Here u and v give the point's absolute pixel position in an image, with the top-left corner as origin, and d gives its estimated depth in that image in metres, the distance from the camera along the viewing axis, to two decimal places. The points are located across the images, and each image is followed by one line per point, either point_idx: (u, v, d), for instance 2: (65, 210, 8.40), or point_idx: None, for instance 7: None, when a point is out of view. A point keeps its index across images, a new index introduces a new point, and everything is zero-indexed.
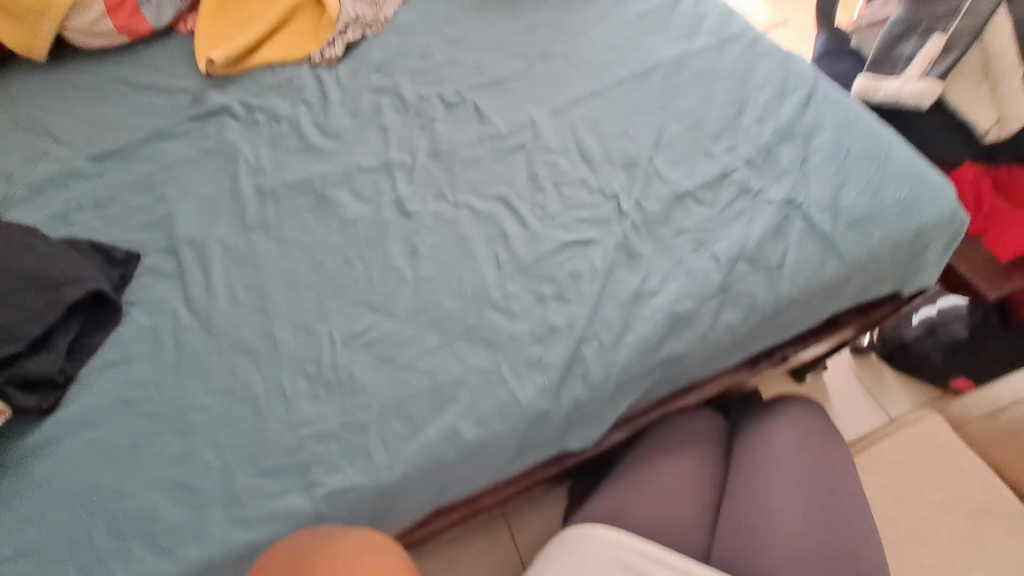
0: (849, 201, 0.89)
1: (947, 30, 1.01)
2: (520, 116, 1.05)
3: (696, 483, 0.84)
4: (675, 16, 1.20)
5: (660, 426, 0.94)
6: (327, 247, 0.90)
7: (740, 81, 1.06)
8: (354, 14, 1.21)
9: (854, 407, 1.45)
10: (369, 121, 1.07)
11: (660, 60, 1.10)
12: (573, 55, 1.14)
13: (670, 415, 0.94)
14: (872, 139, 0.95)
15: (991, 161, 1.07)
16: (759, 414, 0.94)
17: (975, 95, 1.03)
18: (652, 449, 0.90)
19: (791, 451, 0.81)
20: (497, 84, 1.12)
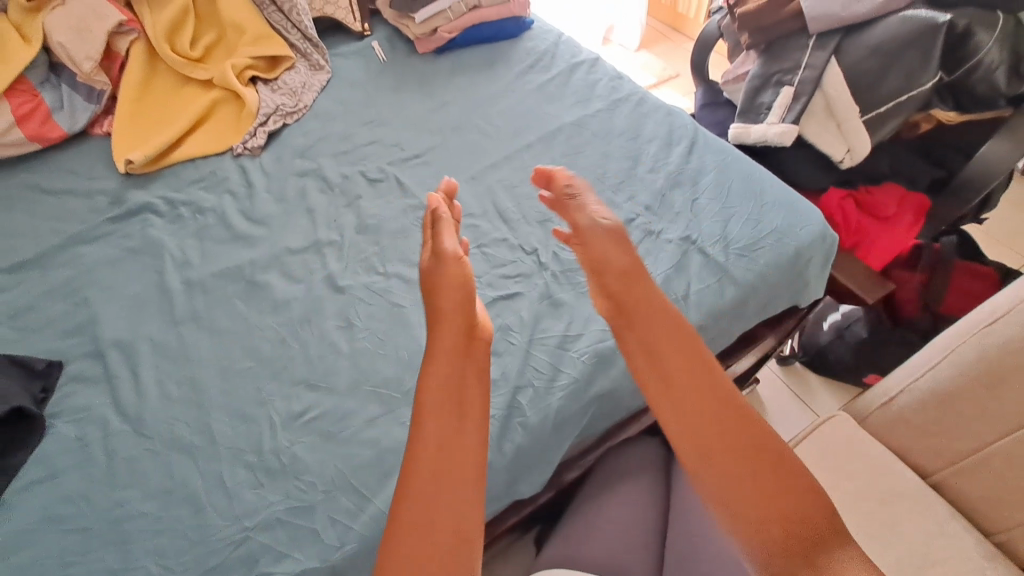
0: (735, 234, 1.01)
1: (794, 80, 1.20)
2: (440, 185, 1.13)
3: (644, 511, 0.89)
4: (571, 85, 1.34)
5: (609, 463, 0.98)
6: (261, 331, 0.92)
7: (632, 137, 1.20)
8: (274, 105, 1.28)
9: (788, 414, 1.56)
10: (295, 204, 1.12)
11: (561, 124, 1.23)
12: (484, 126, 1.25)
13: (613, 448, 0.99)
14: (747, 177, 1.10)
15: (851, 184, 1.25)
16: None
17: (827, 131, 1.20)
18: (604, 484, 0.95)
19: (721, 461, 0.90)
20: (416, 158, 1.19)
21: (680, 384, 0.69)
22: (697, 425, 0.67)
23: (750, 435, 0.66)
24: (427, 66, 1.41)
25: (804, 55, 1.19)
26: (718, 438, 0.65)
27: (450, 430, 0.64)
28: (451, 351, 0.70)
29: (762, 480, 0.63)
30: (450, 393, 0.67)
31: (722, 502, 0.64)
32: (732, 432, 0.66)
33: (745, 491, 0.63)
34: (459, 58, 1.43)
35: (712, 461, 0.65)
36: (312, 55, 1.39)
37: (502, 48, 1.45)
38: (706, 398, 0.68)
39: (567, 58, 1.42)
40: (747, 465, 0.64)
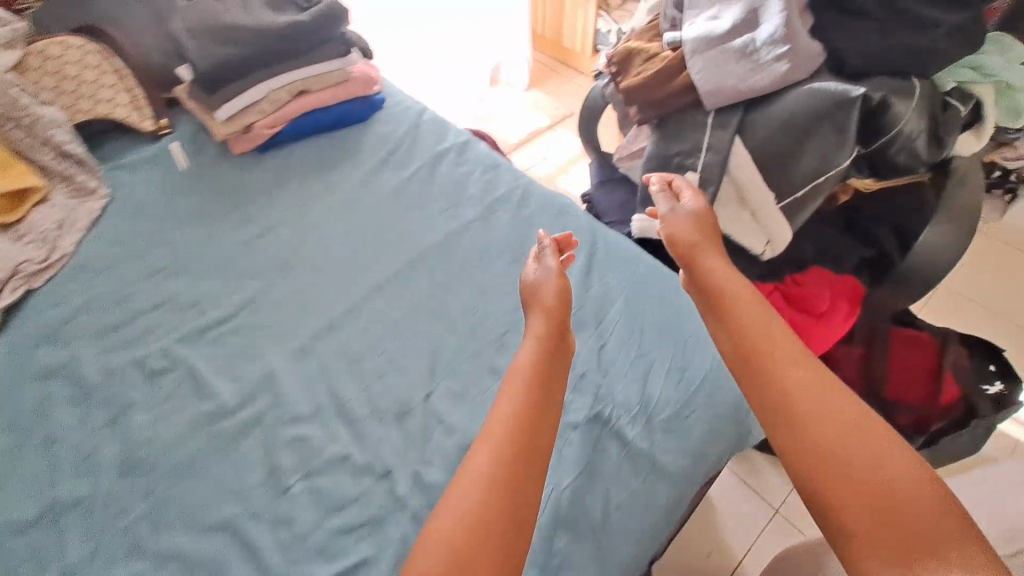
0: (658, 395, 0.76)
1: (697, 165, 1.00)
2: (253, 370, 0.80)
3: None
4: (435, 183, 1.06)
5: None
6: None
7: (515, 258, 0.94)
8: (9, 265, 0.89)
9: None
10: (28, 435, 0.75)
11: (424, 249, 0.95)
12: (320, 260, 0.94)
13: None
14: (663, 301, 0.87)
15: (777, 275, 1.06)
16: None
17: (742, 220, 1.00)
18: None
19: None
20: (223, 324, 0.85)
21: (807, 368, 0.58)
22: (808, 459, 0.52)
23: (860, 464, 0.50)
24: (244, 175, 1.08)
25: (704, 134, 0.99)
26: (825, 448, 0.52)
27: (502, 485, 0.55)
28: (519, 409, 0.62)
29: (922, 510, 0.46)
30: (503, 459, 0.57)
31: (846, 535, 0.48)
32: (840, 457, 0.51)
33: (861, 525, 0.47)
34: (288, 159, 1.10)
35: (836, 476, 0.50)
36: (77, 176, 1.02)
37: (346, 136, 1.14)
38: (805, 412, 0.54)
39: (428, 145, 1.14)
40: (852, 493, 0.49)
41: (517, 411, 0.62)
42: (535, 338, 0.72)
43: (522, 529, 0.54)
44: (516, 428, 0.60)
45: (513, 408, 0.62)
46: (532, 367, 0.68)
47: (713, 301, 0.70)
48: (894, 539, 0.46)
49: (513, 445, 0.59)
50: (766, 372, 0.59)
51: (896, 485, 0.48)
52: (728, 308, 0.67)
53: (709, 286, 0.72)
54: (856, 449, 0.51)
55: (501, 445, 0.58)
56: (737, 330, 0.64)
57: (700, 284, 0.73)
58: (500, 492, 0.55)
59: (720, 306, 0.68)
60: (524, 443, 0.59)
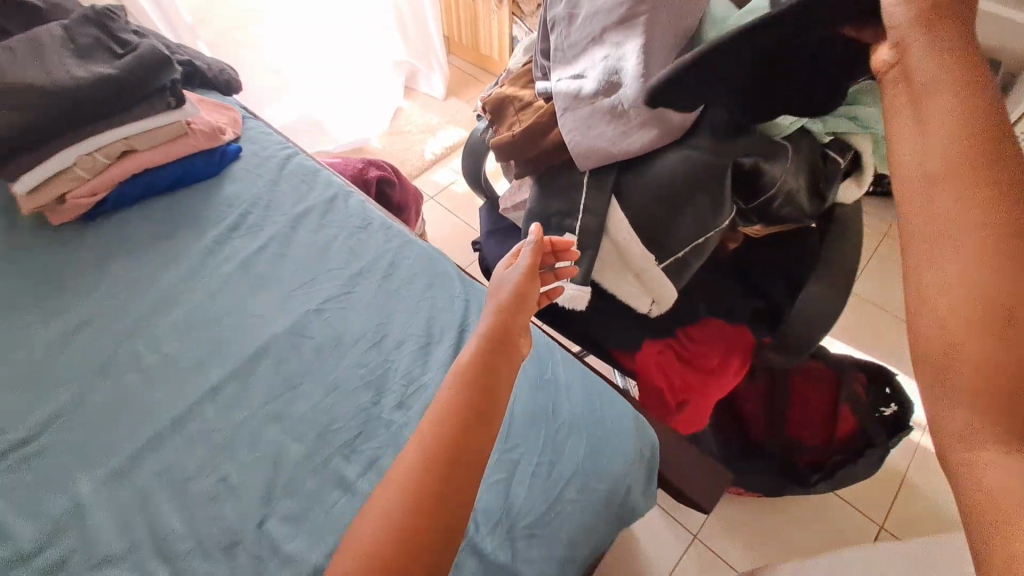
0: (524, 499, 0.72)
1: (575, 229, 0.92)
2: (56, 505, 0.70)
3: None
4: (292, 254, 0.95)
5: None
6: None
7: (375, 342, 0.84)
8: None
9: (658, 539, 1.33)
10: None
11: (273, 337, 0.84)
12: (150, 357, 0.82)
13: None
14: (534, 385, 0.83)
15: (668, 331, 1.02)
16: None
17: (626, 281, 0.95)
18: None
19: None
20: (22, 448, 0.74)
21: (1002, 260, 0.37)
22: (980, 303, 0.38)
23: (996, 357, 0.37)
24: (67, 250, 0.93)
25: (580, 195, 0.91)
26: (947, 334, 0.39)
27: (401, 502, 0.52)
28: (415, 459, 0.55)
29: (985, 397, 0.37)
30: (416, 491, 0.53)
31: (947, 432, 0.39)
32: (956, 343, 0.38)
33: (996, 424, 0.36)
34: (119, 228, 0.97)
35: (1011, 330, 0.37)
36: None
37: (191, 199, 1.01)
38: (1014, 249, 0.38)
39: (286, 207, 1.03)
40: (942, 359, 0.39)
41: (420, 458, 0.55)
42: (474, 359, 0.64)
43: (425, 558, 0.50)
44: (413, 488, 0.53)
45: (422, 450, 0.56)
46: (488, 394, 0.61)
47: (992, 125, 0.41)
48: (998, 438, 0.36)
49: (427, 481, 0.53)
50: (915, 289, 0.41)
51: (982, 368, 0.37)
52: (486, 368, 0.63)
53: (926, 153, 0.43)
54: (990, 288, 0.37)
55: (412, 472, 0.54)
56: (932, 199, 0.41)
57: (924, 205, 0.42)
58: (408, 505, 0.52)
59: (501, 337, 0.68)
60: (445, 470, 0.54)
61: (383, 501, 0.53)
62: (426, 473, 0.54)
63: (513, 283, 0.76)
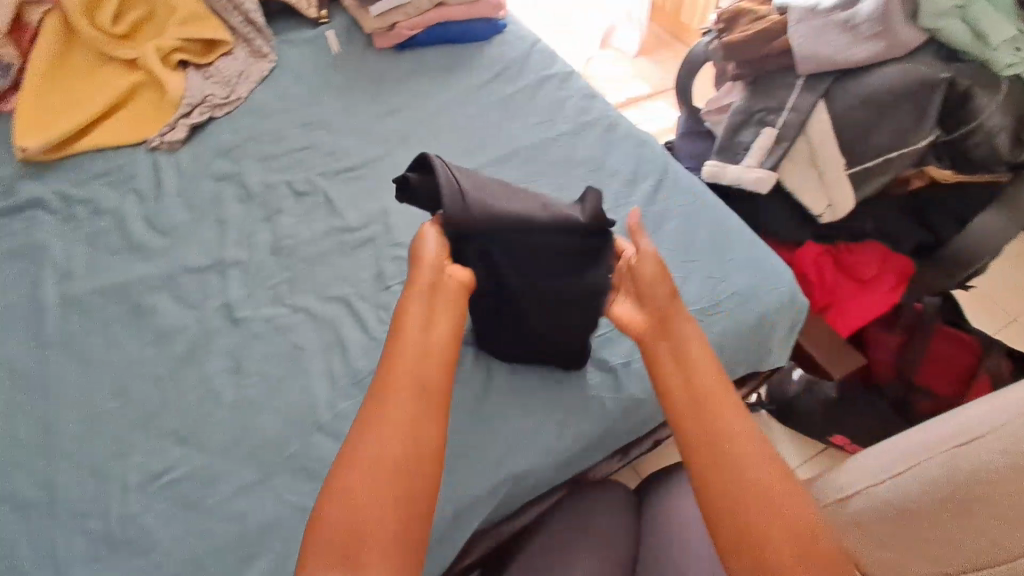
0: (693, 294, 0.90)
1: (777, 122, 1.07)
2: (372, 206, 1.01)
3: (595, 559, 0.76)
4: (538, 101, 1.21)
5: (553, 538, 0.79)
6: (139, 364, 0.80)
7: (594, 169, 1.08)
8: (201, 95, 1.13)
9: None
10: (207, 213, 0.99)
11: (518, 147, 1.11)
12: (434, 141, 1.13)
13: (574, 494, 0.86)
14: (714, 228, 0.99)
15: (830, 240, 1.14)
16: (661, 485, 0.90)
17: (810, 180, 1.08)
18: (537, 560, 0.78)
19: (621, 525, 0.83)
20: (352, 171, 1.07)
21: (678, 370, 0.64)
22: (699, 447, 0.58)
23: (744, 452, 0.57)
24: (384, 65, 1.28)
25: (791, 95, 1.06)
26: (720, 436, 0.58)
27: (377, 499, 0.51)
28: (399, 419, 0.56)
29: (766, 466, 0.56)
30: (398, 463, 0.53)
31: (714, 505, 0.55)
32: (731, 447, 0.58)
33: (728, 482, 0.55)
34: (419, 59, 1.29)
35: (699, 450, 0.58)
36: (255, 40, 1.24)
37: (468, 50, 1.32)
38: (702, 386, 0.62)
39: (537, 69, 1.28)
40: (719, 455, 0.57)
41: (406, 452, 0.54)
42: (426, 354, 0.61)
43: (413, 525, 0.52)
44: (389, 471, 0.53)
45: (398, 442, 0.54)
46: (421, 357, 0.60)
47: (659, 311, 0.69)
48: (733, 522, 0.54)
49: (412, 473, 0.54)
50: (710, 409, 0.60)
51: (746, 455, 0.57)
52: (394, 344, 0.60)
53: (678, 357, 0.65)
54: (737, 420, 0.60)
55: (404, 454, 0.54)
56: (657, 369, 0.65)
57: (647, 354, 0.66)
58: (418, 470, 0.54)
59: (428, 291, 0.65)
60: (419, 409, 0.57)
61: (355, 475, 0.52)
62: (365, 432, 0.55)
63: (445, 330, 0.63)
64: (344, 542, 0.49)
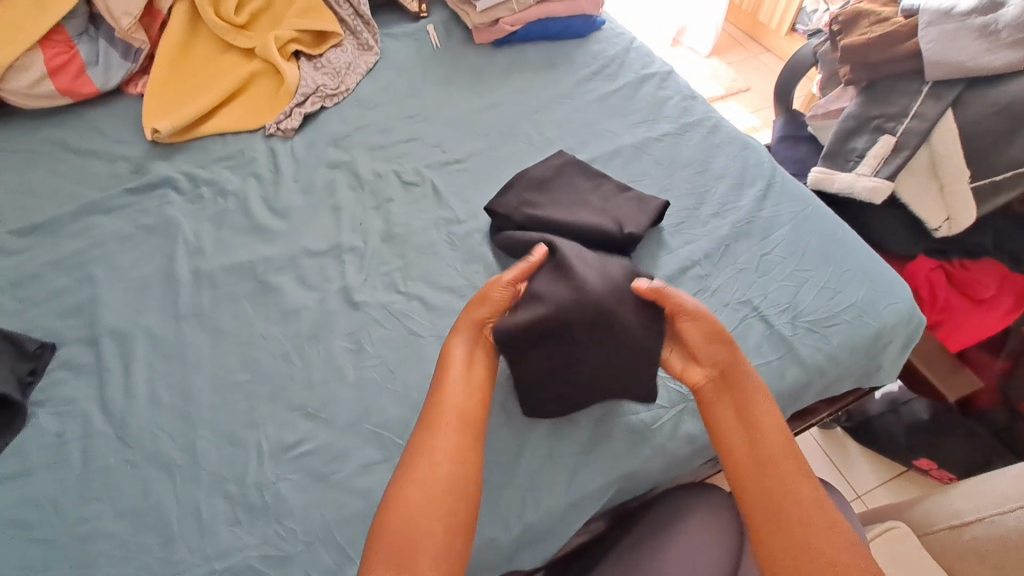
0: (808, 304, 0.88)
1: (897, 130, 1.03)
2: (478, 199, 1.03)
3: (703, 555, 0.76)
4: (637, 100, 1.20)
5: (659, 530, 0.79)
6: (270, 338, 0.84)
7: (699, 171, 1.06)
8: (314, 85, 1.18)
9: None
10: (321, 198, 1.03)
11: (621, 145, 1.10)
12: (536, 135, 1.13)
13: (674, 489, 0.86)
14: (827, 237, 0.96)
15: (944, 254, 1.09)
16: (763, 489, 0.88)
17: (927, 191, 1.04)
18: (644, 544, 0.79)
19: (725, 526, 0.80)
20: (457, 163, 1.09)
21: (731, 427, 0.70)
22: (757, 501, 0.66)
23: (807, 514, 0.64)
24: (483, 59, 1.29)
25: (914, 102, 1.02)
26: (784, 510, 0.64)
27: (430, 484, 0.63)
28: (450, 445, 0.66)
29: (821, 533, 0.62)
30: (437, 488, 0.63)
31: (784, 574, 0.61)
32: (792, 512, 0.64)
33: (783, 543, 0.62)
34: (517, 54, 1.30)
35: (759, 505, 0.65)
36: (363, 33, 1.28)
37: (566, 47, 1.32)
38: (761, 460, 0.67)
39: (636, 68, 1.27)
40: (788, 528, 0.63)
41: (455, 472, 0.64)
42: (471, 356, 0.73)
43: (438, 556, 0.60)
44: (455, 474, 0.64)
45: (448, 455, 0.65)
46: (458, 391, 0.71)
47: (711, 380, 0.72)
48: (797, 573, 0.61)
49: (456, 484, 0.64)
50: (766, 486, 0.65)
51: (812, 536, 0.62)
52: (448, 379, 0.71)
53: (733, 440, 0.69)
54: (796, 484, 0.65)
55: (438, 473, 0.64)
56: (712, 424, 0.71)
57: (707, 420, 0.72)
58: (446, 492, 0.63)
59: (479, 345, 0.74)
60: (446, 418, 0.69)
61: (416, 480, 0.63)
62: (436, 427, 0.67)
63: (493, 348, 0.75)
64: (402, 533, 0.60)
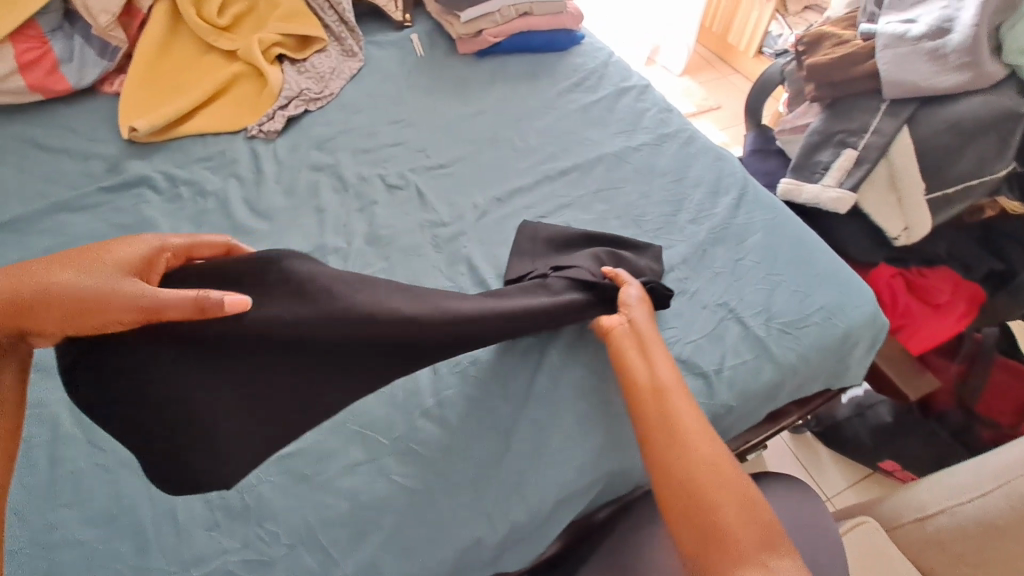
0: (779, 307, 0.92)
1: (858, 144, 1.09)
2: (463, 203, 1.04)
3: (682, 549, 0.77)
4: (617, 111, 1.25)
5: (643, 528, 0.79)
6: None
7: (677, 179, 1.10)
8: (298, 89, 1.18)
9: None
10: (304, 200, 1.03)
11: (603, 154, 1.13)
12: (519, 142, 1.16)
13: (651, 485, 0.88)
14: (797, 243, 1.01)
15: (904, 262, 1.15)
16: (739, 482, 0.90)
17: (886, 203, 1.10)
18: (625, 541, 0.80)
19: None
20: (441, 168, 1.10)
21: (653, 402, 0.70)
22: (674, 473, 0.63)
23: (700, 454, 0.64)
24: (466, 68, 1.32)
25: (873, 119, 1.08)
26: (679, 450, 0.64)
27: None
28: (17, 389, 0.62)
29: (710, 473, 0.62)
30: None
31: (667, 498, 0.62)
32: (683, 449, 0.64)
33: (674, 500, 0.61)
34: (500, 64, 1.33)
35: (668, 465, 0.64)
36: (347, 40, 1.29)
37: (548, 60, 1.36)
38: (664, 401, 0.69)
39: (615, 81, 1.32)
40: (679, 464, 0.63)
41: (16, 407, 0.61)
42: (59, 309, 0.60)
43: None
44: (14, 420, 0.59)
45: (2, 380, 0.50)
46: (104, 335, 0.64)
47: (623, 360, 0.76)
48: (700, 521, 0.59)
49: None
50: (663, 424, 0.67)
51: (701, 475, 0.62)
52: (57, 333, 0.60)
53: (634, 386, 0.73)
54: (693, 428, 0.67)
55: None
56: (624, 364, 0.75)
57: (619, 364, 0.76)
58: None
59: (24, 308, 0.59)
60: (284, 413, 0.68)
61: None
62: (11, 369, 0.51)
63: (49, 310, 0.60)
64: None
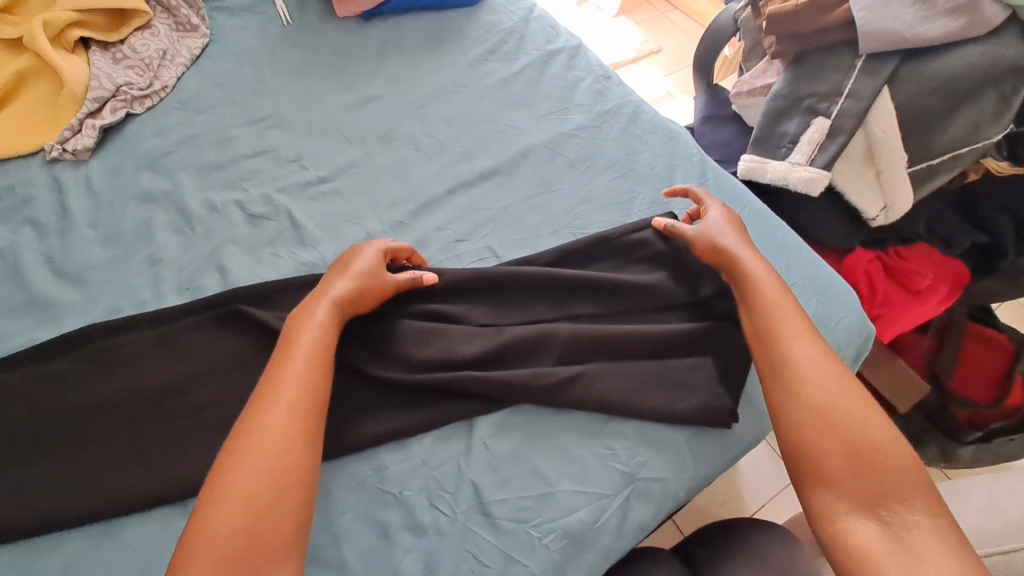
0: None
1: (830, 111, 0.91)
2: (353, 232, 0.80)
3: None
4: (543, 85, 1.00)
5: None
6: (72, 474, 0.60)
7: (622, 173, 0.90)
8: (112, 85, 0.87)
9: (759, 474, 1.21)
10: (132, 248, 0.76)
11: (529, 146, 0.91)
12: (421, 137, 0.91)
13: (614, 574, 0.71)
14: (768, 242, 0.84)
15: (880, 243, 1.01)
16: (716, 547, 0.75)
17: (863, 180, 0.94)
18: None
19: None
20: (322, 184, 0.84)
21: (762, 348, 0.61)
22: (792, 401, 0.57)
23: (830, 383, 0.56)
24: (347, 39, 1.02)
25: (847, 79, 0.90)
26: (804, 381, 0.57)
27: (295, 394, 0.55)
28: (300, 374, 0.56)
29: (871, 439, 0.52)
30: (301, 394, 0.55)
31: (805, 437, 0.54)
32: (852, 425, 0.53)
33: (819, 438, 0.53)
34: (391, 32, 1.04)
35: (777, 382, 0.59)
36: (181, 9, 0.98)
37: (454, 21, 1.07)
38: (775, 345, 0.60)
39: (539, 43, 1.06)
40: (795, 411, 0.56)
41: (289, 418, 0.53)
42: (295, 356, 0.58)
43: (303, 445, 0.52)
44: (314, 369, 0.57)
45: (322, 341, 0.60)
46: None
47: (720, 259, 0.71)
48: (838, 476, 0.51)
49: (305, 408, 0.54)
50: (769, 334, 0.61)
51: (832, 420, 0.54)
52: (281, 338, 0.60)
53: (749, 292, 0.66)
54: (802, 343, 0.59)
55: (308, 371, 0.57)
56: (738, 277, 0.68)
57: (732, 264, 0.69)
58: (302, 414, 0.54)
59: None
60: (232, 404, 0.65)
61: (266, 399, 0.54)
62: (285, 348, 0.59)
63: (322, 313, 0.62)
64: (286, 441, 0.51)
